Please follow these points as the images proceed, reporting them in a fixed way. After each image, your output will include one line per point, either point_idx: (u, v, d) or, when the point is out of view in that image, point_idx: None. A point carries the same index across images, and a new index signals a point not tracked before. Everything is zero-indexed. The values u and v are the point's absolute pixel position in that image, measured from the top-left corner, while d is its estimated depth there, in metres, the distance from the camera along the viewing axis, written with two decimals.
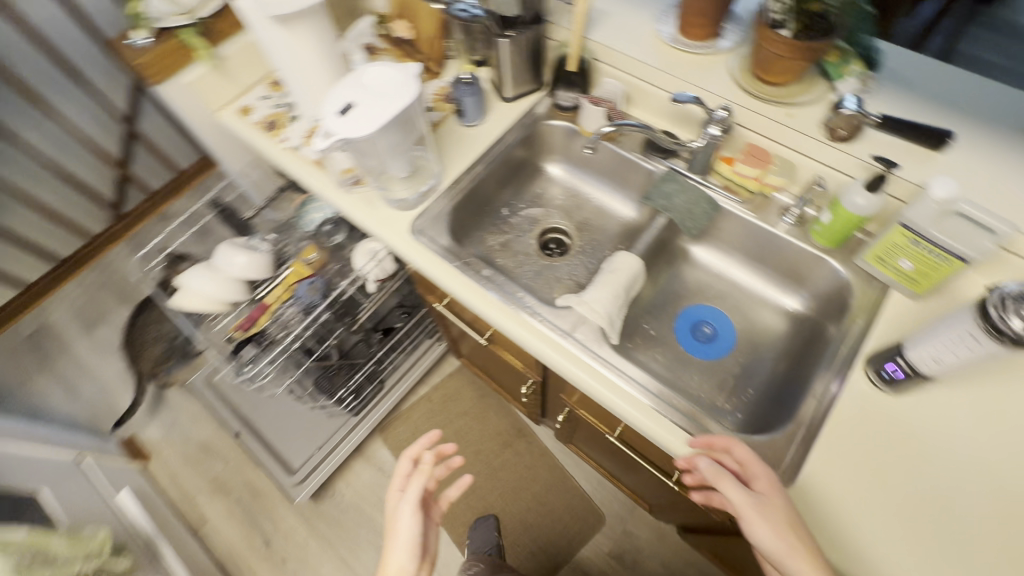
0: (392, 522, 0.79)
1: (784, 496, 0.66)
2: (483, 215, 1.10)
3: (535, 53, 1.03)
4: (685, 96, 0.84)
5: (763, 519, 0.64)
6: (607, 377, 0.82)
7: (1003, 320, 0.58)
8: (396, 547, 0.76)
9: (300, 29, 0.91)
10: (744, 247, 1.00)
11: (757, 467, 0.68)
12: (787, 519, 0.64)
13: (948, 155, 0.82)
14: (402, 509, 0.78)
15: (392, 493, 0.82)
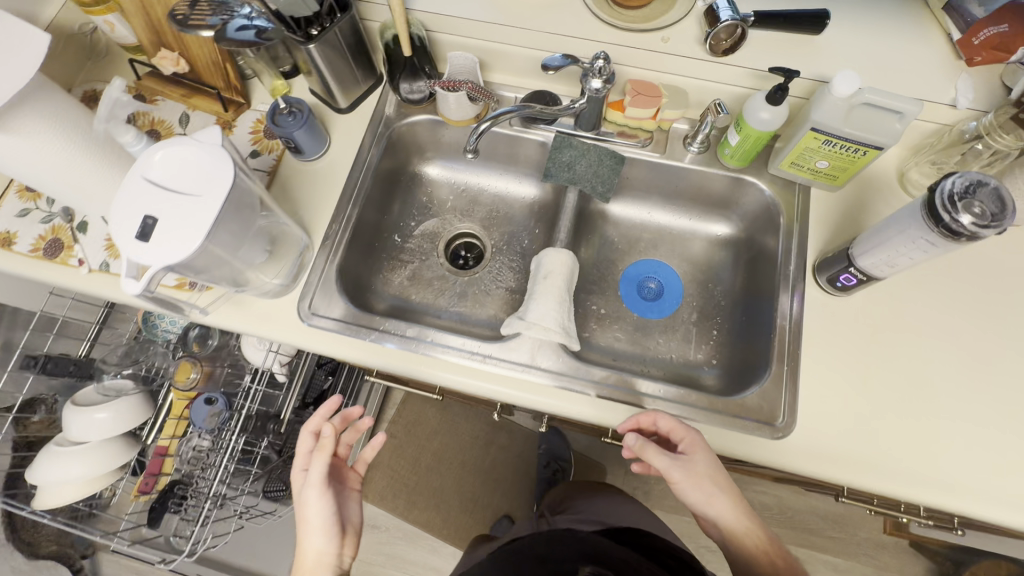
0: (300, 504, 0.74)
1: (705, 454, 0.70)
2: (377, 253, 0.94)
3: (355, 46, 0.83)
4: (555, 59, 0.71)
5: (693, 482, 0.70)
6: (588, 391, 0.75)
7: (956, 221, 0.55)
8: (309, 528, 0.72)
9: (25, 127, 0.63)
10: (659, 188, 0.94)
11: (681, 430, 0.71)
12: (708, 471, 0.70)
13: (826, 38, 0.78)
14: (308, 493, 0.73)
15: (295, 472, 0.77)
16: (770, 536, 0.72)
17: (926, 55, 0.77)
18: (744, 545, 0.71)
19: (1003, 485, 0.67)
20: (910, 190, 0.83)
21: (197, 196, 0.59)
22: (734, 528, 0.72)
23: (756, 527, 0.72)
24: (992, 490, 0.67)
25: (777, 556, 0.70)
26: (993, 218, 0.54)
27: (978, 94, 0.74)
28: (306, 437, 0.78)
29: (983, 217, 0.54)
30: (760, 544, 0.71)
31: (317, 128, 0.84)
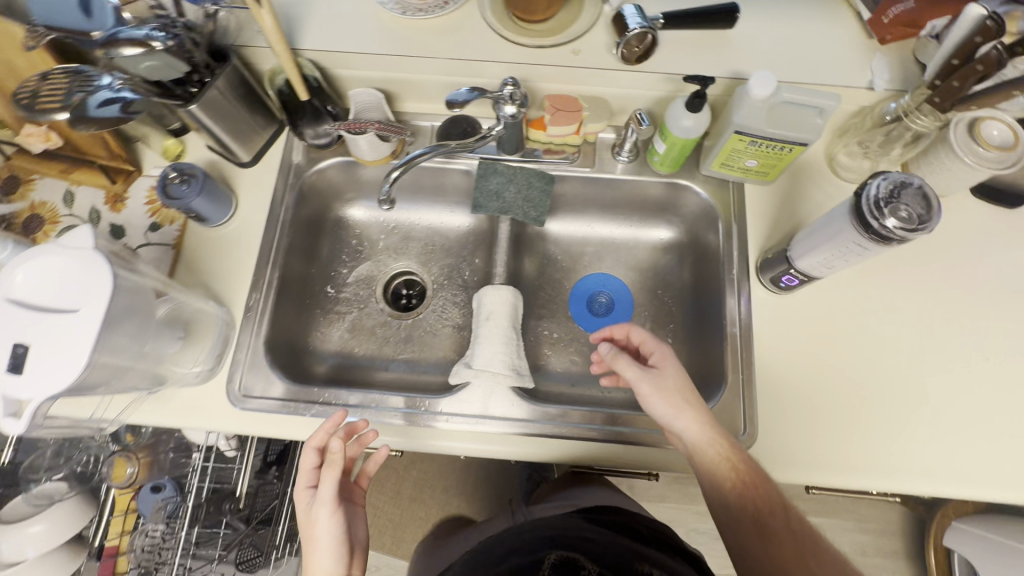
0: (306, 521, 0.62)
1: (673, 367, 0.67)
2: (310, 312, 0.88)
3: (246, 96, 0.76)
4: (460, 95, 0.66)
5: (661, 396, 0.65)
6: (547, 431, 0.72)
7: (884, 227, 0.54)
8: (318, 549, 0.60)
9: None
10: (595, 201, 0.91)
11: (652, 346, 0.69)
12: (682, 387, 0.66)
13: (739, 32, 0.75)
14: (316, 511, 0.61)
15: (297, 491, 0.64)
16: (748, 462, 0.64)
17: (839, 37, 0.75)
18: (724, 477, 0.63)
19: (960, 462, 0.68)
20: (840, 173, 0.82)
21: (75, 311, 0.52)
22: (698, 418, 0.64)
23: (734, 447, 0.64)
24: (957, 470, 0.68)
25: (768, 490, 0.63)
26: (920, 220, 0.53)
27: (893, 73, 0.73)
28: (310, 453, 0.64)
29: (909, 220, 0.53)
30: (742, 476, 0.63)
31: (218, 190, 0.77)
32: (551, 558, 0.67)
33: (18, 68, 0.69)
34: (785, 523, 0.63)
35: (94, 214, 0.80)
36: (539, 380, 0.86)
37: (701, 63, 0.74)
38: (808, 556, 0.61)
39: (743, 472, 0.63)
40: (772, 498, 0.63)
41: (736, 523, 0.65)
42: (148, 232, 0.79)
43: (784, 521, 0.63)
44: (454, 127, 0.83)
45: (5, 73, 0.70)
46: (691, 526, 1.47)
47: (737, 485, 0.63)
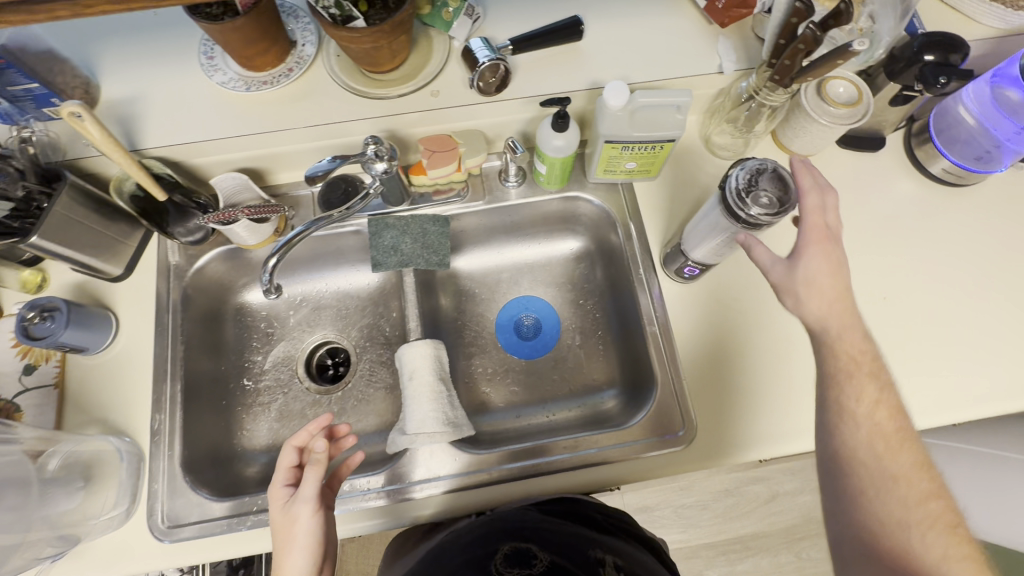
0: (282, 521, 0.56)
1: (818, 255, 0.57)
2: (231, 412, 0.82)
3: (97, 212, 0.70)
4: (321, 165, 0.63)
5: (786, 284, 0.58)
6: (500, 475, 0.71)
7: (750, 214, 0.56)
8: (292, 549, 0.54)
9: None
10: (497, 229, 0.90)
11: (809, 223, 0.57)
12: (820, 277, 0.57)
13: (589, 42, 0.76)
14: (295, 511, 0.56)
15: (272, 491, 0.58)
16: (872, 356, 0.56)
17: (683, 28, 0.77)
18: (835, 354, 0.56)
19: None
20: (717, 153, 0.85)
21: None
22: (827, 308, 0.57)
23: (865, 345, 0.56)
24: None
25: (875, 385, 0.56)
26: (780, 204, 0.56)
27: (739, 53, 0.76)
28: (289, 451, 0.59)
29: (770, 206, 0.56)
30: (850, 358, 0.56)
31: (90, 316, 0.71)
32: (504, 549, 0.61)
33: None
34: (870, 409, 0.55)
35: None
36: (483, 421, 0.84)
37: (559, 80, 0.74)
38: (881, 441, 0.54)
39: (861, 359, 0.56)
40: (860, 392, 0.55)
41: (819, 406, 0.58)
42: (23, 376, 0.72)
43: (879, 417, 0.55)
44: (334, 191, 0.78)
45: None
46: (676, 503, 1.49)
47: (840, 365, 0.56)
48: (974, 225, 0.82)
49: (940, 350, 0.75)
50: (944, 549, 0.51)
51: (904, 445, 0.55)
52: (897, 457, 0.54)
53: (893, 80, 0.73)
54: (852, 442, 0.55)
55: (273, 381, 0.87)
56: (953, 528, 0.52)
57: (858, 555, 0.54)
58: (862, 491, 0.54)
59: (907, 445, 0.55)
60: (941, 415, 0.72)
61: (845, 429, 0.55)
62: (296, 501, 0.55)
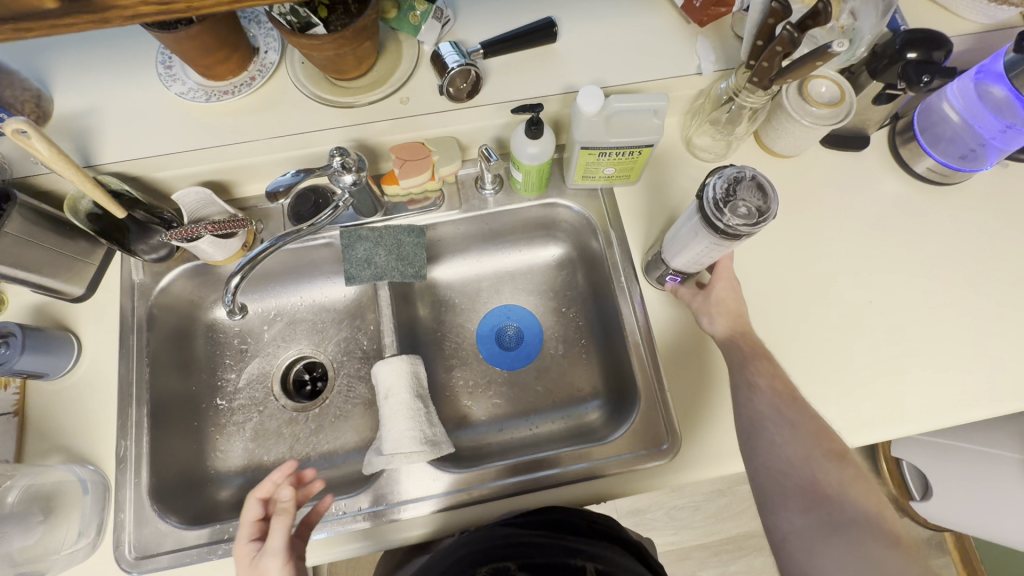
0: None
1: (727, 288, 0.71)
2: (201, 433, 0.79)
3: (51, 231, 0.67)
4: (283, 180, 0.61)
5: (704, 309, 0.71)
6: (482, 493, 0.69)
7: (728, 224, 0.54)
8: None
9: None
10: (476, 237, 0.87)
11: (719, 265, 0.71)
12: (729, 303, 0.71)
13: (563, 44, 0.73)
14: (265, 565, 0.52)
15: (237, 548, 0.56)
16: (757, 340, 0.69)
17: (660, 28, 0.75)
18: (734, 343, 0.69)
19: (877, 410, 0.71)
20: (699, 155, 0.83)
21: None
22: (734, 321, 0.70)
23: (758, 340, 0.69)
24: (874, 418, 0.70)
25: (769, 363, 0.67)
26: (760, 213, 0.53)
27: (718, 53, 0.74)
28: (256, 501, 0.57)
29: (750, 215, 0.54)
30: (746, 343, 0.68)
31: (49, 341, 0.68)
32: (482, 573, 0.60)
33: None
34: (769, 378, 0.65)
35: None
36: (465, 435, 0.82)
37: (533, 84, 0.72)
38: (785, 399, 0.64)
39: (756, 345, 0.68)
40: (761, 368, 0.66)
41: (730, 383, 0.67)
42: None
43: (779, 383, 0.65)
44: (304, 204, 0.76)
45: None
46: (668, 505, 1.48)
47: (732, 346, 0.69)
48: (960, 224, 0.81)
49: (927, 353, 0.74)
50: (843, 476, 0.59)
51: (805, 404, 0.64)
52: (797, 411, 0.63)
53: (876, 78, 0.71)
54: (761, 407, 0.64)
55: (247, 400, 0.84)
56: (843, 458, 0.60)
57: (783, 494, 0.59)
58: (773, 440, 0.62)
59: (803, 401, 0.64)
60: (928, 421, 0.70)
61: (756, 396, 0.64)
62: (263, 555, 0.53)
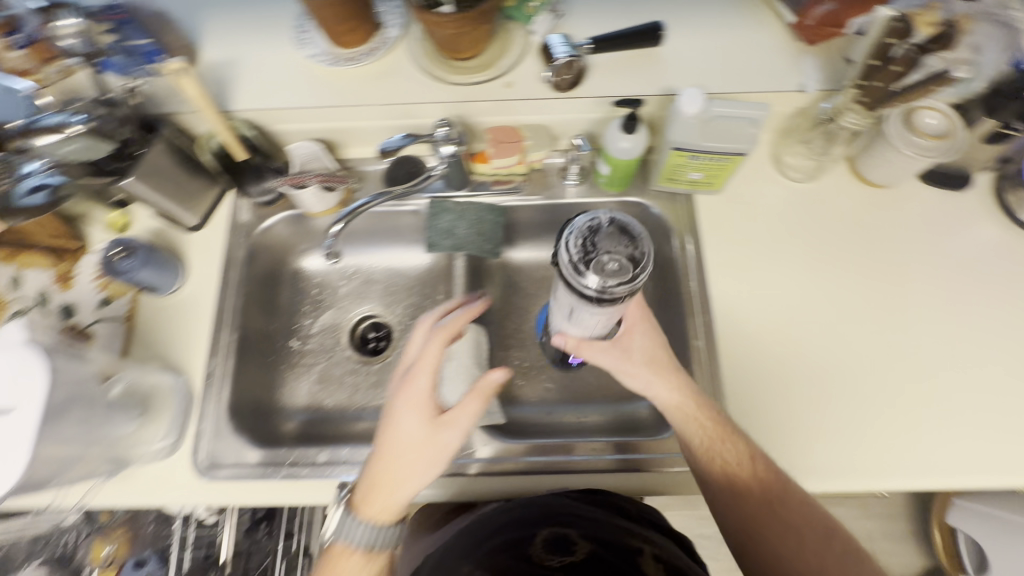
0: (426, 445, 0.57)
1: (648, 337, 0.67)
2: (274, 368, 0.86)
3: (184, 162, 0.75)
4: (393, 140, 0.66)
5: (630, 367, 0.65)
6: (506, 467, 0.72)
7: (578, 267, 0.49)
8: (431, 472, 0.57)
9: None
10: (551, 225, 0.90)
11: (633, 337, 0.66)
12: (660, 358, 0.65)
13: (667, 48, 0.76)
14: (455, 422, 0.58)
15: (425, 379, 0.58)
16: (716, 416, 0.63)
17: (767, 43, 0.76)
18: (693, 425, 0.63)
19: (949, 455, 0.68)
20: (787, 174, 0.83)
21: (12, 410, 0.50)
22: (674, 380, 0.64)
23: (708, 407, 0.63)
24: (943, 464, 0.68)
25: (736, 444, 0.62)
26: (620, 268, 0.49)
27: (823, 74, 0.74)
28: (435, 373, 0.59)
29: (622, 270, 0.49)
30: (692, 417, 0.63)
31: (164, 260, 0.76)
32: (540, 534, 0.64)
33: None
34: (745, 469, 0.61)
35: (42, 295, 0.79)
36: (515, 412, 0.85)
37: (633, 83, 0.74)
38: (774, 497, 0.60)
39: (714, 421, 0.63)
40: (728, 455, 0.61)
41: (707, 475, 0.63)
42: (99, 308, 0.78)
43: (750, 468, 0.61)
44: (399, 170, 0.82)
45: None
46: (694, 532, 1.45)
47: (684, 422, 0.63)
48: None
49: (1012, 408, 0.70)
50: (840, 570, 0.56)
51: (788, 497, 0.60)
52: (788, 514, 0.59)
53: (991, 116, 0.70)
54: (754, 501, 0.60)
55: (318, 345, 0.90)
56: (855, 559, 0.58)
57: None
58: (772, 545, 0.59)
59: (786, 499, 0.60)
60: (1006, 477, 0.67)
61: (749, 492, 0.60)
62: (460, 412, 0.58)
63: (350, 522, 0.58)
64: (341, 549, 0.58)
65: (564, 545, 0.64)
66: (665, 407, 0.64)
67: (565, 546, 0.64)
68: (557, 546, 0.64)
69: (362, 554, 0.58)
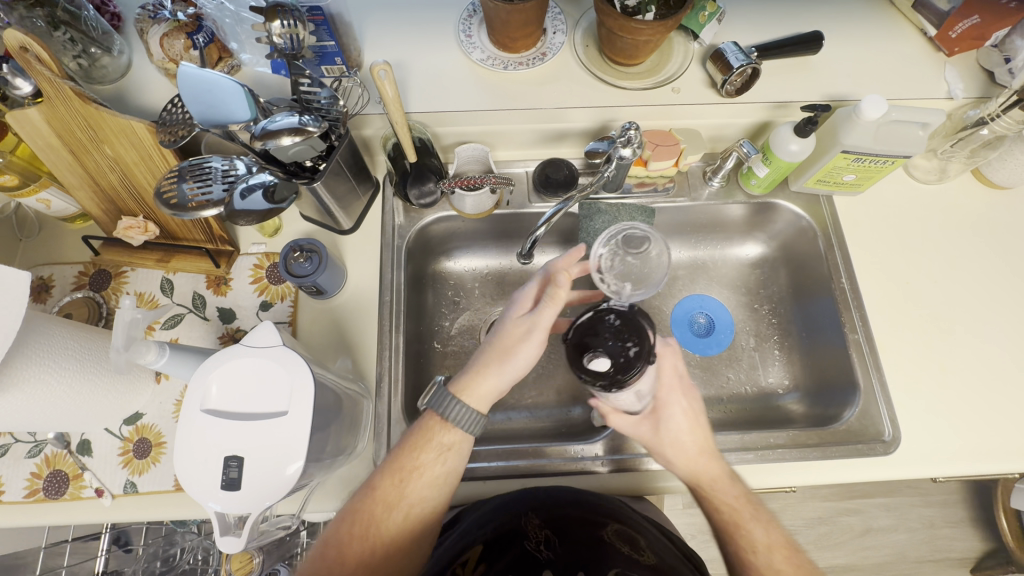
0: (512, 336, 0.62)
1: (684, 418, 0.62)
2: (425, 369, 0.86)
3: (355, 163, 0.75)
4: (602, 143, 0.73)
5: (654, 441, 0.63)
6: (486, 471, 0.73)
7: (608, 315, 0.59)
8: (507, 366, 0.61)
9: None
10: (685, 227, 0.94)
11: (670, 407, 0.62)
12: (685, 437, 0.62)
13: (820, 56, 0.80)
14: (535, 322, 0.61)
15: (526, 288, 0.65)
16: (741, 497, 0.62)
17: (911, 54, 0.81)
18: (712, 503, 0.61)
19: None
20: (917, 175, 0.88)
21: (287, 413, 0.50)
22: (697, 452, 0.62)
23: (731, 487, 0.62)
24: None
25: (765, 522, 0.61)
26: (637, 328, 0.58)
27: (966, 82, 0.80)
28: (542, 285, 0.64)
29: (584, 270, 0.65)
30: (712, 492, 0.62)
31: (336, 265, 0.76)
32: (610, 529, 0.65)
33: (121, 156, 0.66)
34: (765, 553, 0.59)
35: (199, 299, 0.78)
36: None
37: (792, 89, 0.78)
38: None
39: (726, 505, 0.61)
40: (750, 535, 0.60)
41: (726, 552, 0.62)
42: (262, 312, 0.77)
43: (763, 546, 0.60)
44: (555, 170, 0.84)
45: (105, 165, 0.68)
46: None
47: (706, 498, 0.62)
48: None
49: None
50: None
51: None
52: None
53: None
54: None
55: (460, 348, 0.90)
56: None
57: None
58: None
59: None
60: None
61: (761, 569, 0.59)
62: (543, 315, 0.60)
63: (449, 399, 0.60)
64: (437, 417, 0.61)
65: (633, 541, 0.65)
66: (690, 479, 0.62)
67: (633, 543, 0.65)
68: (627, 540, 0.65)
69: (441, 419, 0.61)
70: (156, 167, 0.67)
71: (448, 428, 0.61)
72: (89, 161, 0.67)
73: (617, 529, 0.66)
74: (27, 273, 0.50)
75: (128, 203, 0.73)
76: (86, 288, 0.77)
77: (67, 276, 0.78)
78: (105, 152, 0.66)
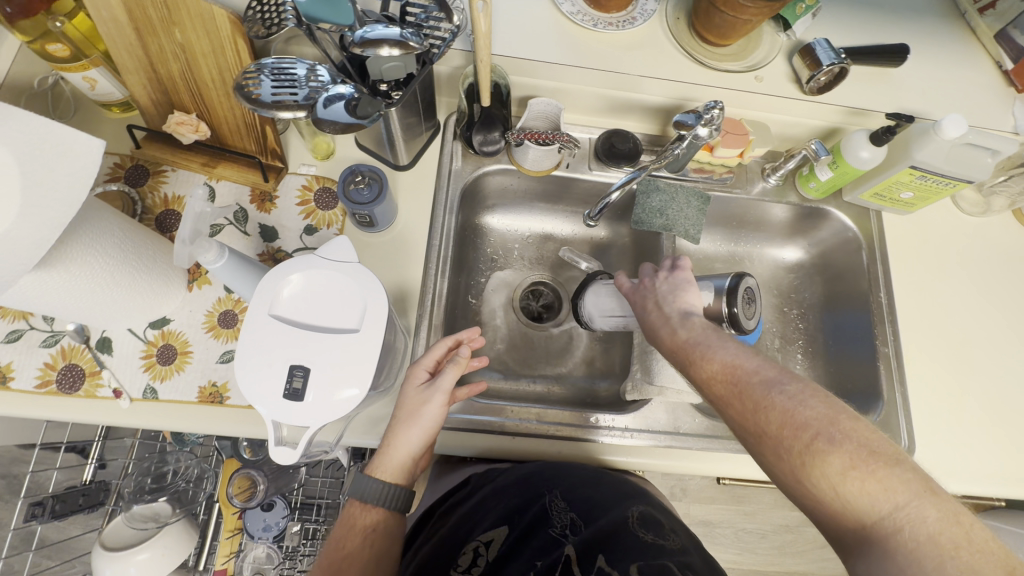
0: (409, 406, 0.59)
1: (641, 307, 0.64)
2: (457, 321, 0.84)
3: (428, 95, 0.72)
4: (688, 117, 0.70)
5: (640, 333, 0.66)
6: (519, 427, 0.72)
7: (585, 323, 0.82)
8: (413, 429, 0.58)
9: (77, 254, 0.53)
10: (731, 221, 0.94)
11: (633, 299, 0.66)
12: (646, 319, 0.63)
13: (900, 70, 0.80)
14: (431, 397, 0.59)
15: (414, 368, 0.62)
16: (688, 338, 0.57)
17: (985, 83, 0.82)
18: (676, 359, 0.58)
19: None
20: (962, 205, 0.90)
21: (358, 331, 0.49)
22: (658, 320, 0.62)
23: (681, 329, 0.58)
24: None
25: (809, 402, 0.48)
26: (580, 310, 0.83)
27: None
28: (435, 360, 0.62)
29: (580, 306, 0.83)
30: (732, 387, 0.51)
31: (391, 200, 0.73)
32: (634, 513, 0.64)
33: (191, 43, 0.62)
34: (709, 374, 0.53)
35: (241, 213, 0.74)
36: None
37: (869, 98, 0.79)
38: (733, 398, 0.51)
39: (677, 345, 0.58)
40: (698, 362, 0.55)
41: (768, 464, 0.50)
42: (306, 236, 0.74)
43: (808, 435, 0.46)
44: (621, 140, 0.82)
45: (170, 52, 0.64)
46: (739, 526, 1.49)
47: (725, 399, 0.52)
48: None
49: None
50: (887, 494, 0.43)
51: (749, 394, 0.50)
52: (750, 416, 0.50)
53: None
54: (737, 426, 0.51)
55: (491, 307, 0.89)
56: (818, 447, 0.46)
57: (813, 503, 0.47)
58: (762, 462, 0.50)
59: (750, 401, 0.50)
60: None
61: (814, 466, 0.45)
62: (440, 392, 0.59)
63: (366, 482, 0.57)
64: (360, 502, 0.58)
65: (657, 527, 0.63)
66: (703, 381, 0.54)
67: (658, 529, 0.63)
68: (651, 526, 0.63)
69: (358, 501, 0.58)
70: (226, 62, 0.63)
71: (368, 509, 0.58)
72: (153, 44, 0.63)
73: (641, 512, 0.65)
74: (101, 142, 0.49)
75: (182, 97, 0.69)
76: (121, 181, 0.73)
77: (100, 166, 0.73)
78: (174, 36, 0.62)
